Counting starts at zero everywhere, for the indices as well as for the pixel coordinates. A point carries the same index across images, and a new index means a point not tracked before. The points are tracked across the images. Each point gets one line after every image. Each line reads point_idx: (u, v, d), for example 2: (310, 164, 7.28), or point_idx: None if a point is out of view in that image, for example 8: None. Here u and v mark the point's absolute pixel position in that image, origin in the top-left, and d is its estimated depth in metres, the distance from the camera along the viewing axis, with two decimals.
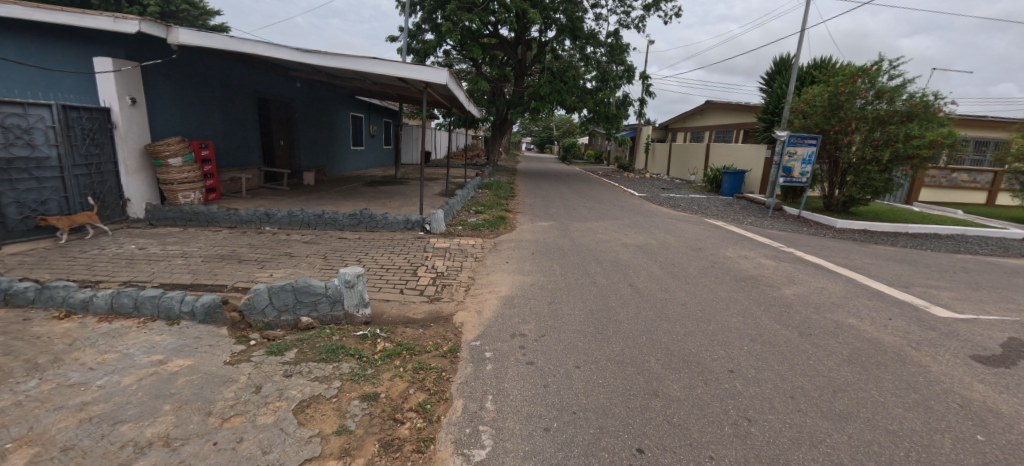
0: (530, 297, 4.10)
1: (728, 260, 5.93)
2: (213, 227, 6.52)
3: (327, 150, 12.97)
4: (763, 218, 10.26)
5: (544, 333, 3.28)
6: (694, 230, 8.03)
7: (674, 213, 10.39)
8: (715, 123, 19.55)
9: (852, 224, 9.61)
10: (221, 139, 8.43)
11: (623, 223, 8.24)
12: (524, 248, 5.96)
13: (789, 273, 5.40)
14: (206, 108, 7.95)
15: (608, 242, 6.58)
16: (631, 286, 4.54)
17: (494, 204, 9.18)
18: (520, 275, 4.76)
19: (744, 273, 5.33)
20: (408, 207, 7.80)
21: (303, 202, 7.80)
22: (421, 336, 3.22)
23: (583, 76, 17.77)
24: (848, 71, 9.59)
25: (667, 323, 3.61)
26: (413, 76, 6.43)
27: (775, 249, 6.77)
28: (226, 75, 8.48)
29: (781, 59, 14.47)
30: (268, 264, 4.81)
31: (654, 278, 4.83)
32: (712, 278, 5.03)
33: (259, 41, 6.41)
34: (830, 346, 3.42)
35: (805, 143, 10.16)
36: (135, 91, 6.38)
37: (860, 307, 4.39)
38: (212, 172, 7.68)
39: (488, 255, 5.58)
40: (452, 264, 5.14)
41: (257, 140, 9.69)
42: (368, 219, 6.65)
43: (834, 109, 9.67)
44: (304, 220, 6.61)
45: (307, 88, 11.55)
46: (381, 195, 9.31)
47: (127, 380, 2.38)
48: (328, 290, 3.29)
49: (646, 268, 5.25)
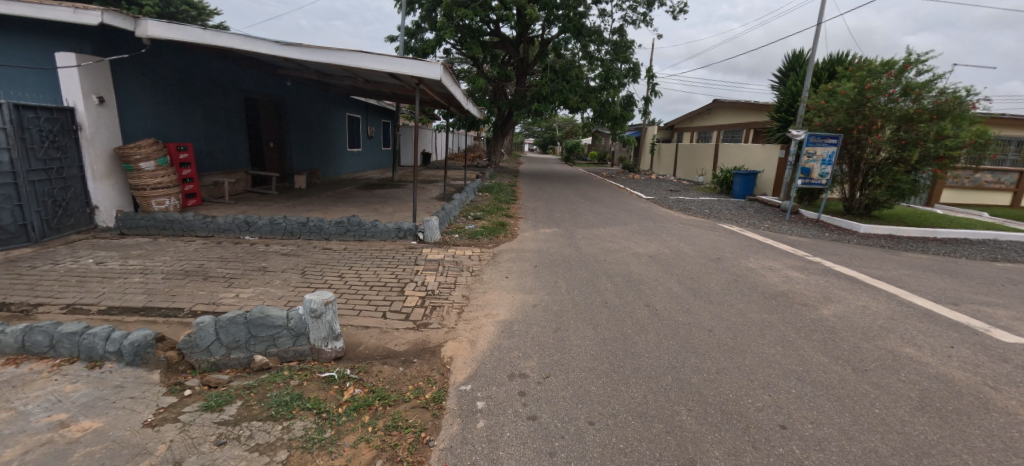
0: (532, 322, 3.54)
1: (752, 272, 5.34)
2: (188, 237, 6.00)
3: (321, 152, 12.44)
4: (781, 222, 9.66)
5: (549, 374, 2.72)
6: (710, 237, 7.44)
7: (686, 217, 9.80)
8: (724, 122, 18.95)
9: (876, 229, 8.99)
10: (204, 141, 7.93)
11: (633, 229, 7.67)
12: (526, 260, 5.40)
13: (824, 289, 4.80)
14: (185, 108, 7.44)
15: (617, 252, 6.00)
16: (648, 307, 3.95)
17: (495, 209, 8.62)
18: (520, 294, 4.20)
19: (773, 289, 4.73)
20: (402, 213, 7.27)
21: (288, 208, 7.27)
22: (400, 378, 2.66)
23: (587, 74, 17.21)
24: (872, 66, 9.00)
25: (696, 357, 3.03)
26: (404, 72, 5.89)
27: (801, 259, 6.18)
28: (208, 72, 7.97)
29: (795, 55, 13.89)
30: (237, 281, 4.26)
31: (672, 297, 4.25)
32: (738, 295, 4.44)
33: (235, 34, 5.86)
34: (895, 388, 2.82)
35: (825, 143, 9.56)
36: (103, 89, 5.86)
37: (913, 331, 3.81)
38: (192, 176, 7.18)
39: (486, 269, 5.01)
40: (446, 280, 4.58)
41: (244, 142, 9.18)
42: (356, 227, 6.10)
43: (857, 107, 9.09)
44: (286, 228, 6.06)
45: (299, 87, 11.04)
46: (374, 199, 8.77)
47: (8, 454, 1.82)
48: (290, 322, 2.75)
49: (662, 284, 4.67)
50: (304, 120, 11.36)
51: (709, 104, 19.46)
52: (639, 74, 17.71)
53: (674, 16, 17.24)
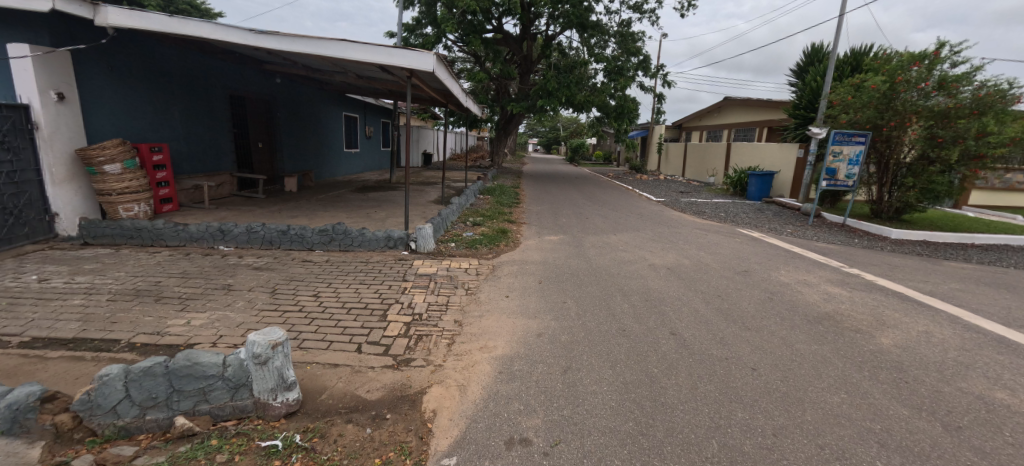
0: (536, 358, 2.92)
1: (786, 288, 4.69)
2: (156, 247, 5.44)
3: (314, 152, 11.85)
4: (804, 226, 9.00)
5: (559, 440, 2.10)
6: (731, 245, 6.78)
7: (701, 221, 9.11)
8: (736, 121, 18.26)
9: (909, 234, 8.30)
10: (183, 141, 7.37)
11: (646, 236, 7.05)
12: (529, 275, 4.77)
13: (874, 312, 4.14)
14: (161, 105, 6.88)
15: (630, 264, 5.36)
16: (674, 336, 3.32)
17: (496, 214, 7.99)
18: (523, 318, 3.58)
19: (816, 310, 4.08)
20: (394, 219, 6.67)
21: (271, 214, 6.69)
22: (366, 446, 2.05)
23: (593, 72, 16.55)
24: (903, 58, 8.34)
25: (743, 411, 2.40)
26: (393, 62, 5.28)
27: (837, 271, 5.52)
28: (188, 68, 7.41)
29: (813, 49, 13.18)
30: (192, 304, 3.66)
31: (701, 322, 3.62)
32: (777, 319, 3.79)
33: (204, 21, 5.31)
34: (1008, 456, 2.17)
35: (852, 141, 8.90)
36: (63, 84, 5.29)
37: (997, 367, 3.16)
38: (166, 179, 6.63)
39: (484, 285, 4.38)
40: (436, 300, 3.95)
41: (229, 142, 8.62)
42: (342, 235, 5.51)
43: (887, 102, 8.40)
44: (264, 237, 5.49)
45: (290, 84, 10.48)
46: (367, 204, 8.20)
47: None
48: (226, 371, 2.17)
49: (687, 304, 4.04)
50: (295, 119, 10.80)
51: (720, 102, 18.77)
52: (647, 68, 16.96)
53: (683, 10, 16.59)
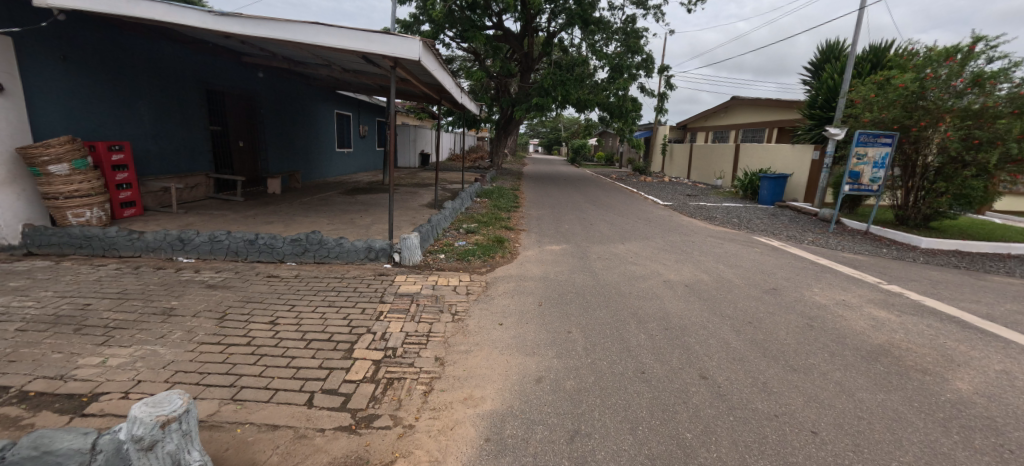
0: (533, 418, 2.27)
1: (826, 312, 4.05)
2: (107, 258, 4.82)
3: (302, 152, 11.22)
4: (825, 234, 8.35)
5: None
6: (752, 256, 6.13)
7: (714, 228, 8.46)
8: (744, 121, 17.63)
9: (941, 244, 7.66)
10: (151, 139, 6.74)
11: (658, 245, 6.43)
12: (527, 295, 4.12)
13: (936, 344, 3.49)
14: (124, 99, 6.25)
15: (643, 280, 4.73)
16: (705, 382, 2.68)
17: (493, 220, 7.35)
18: (518, 355, 2.94)
19: (868, 343, 3.44)
20: (380, 226, 6.03)
21: (245, 220, 6.05)
22: None
23: (595, 71, 15.78)
24: (933, 53, 7.71)
25: None
26: (374, 50, 4.62)
27: (876, 289, 4.88)
28: (157, 59, 6.76)
29: (829, 46, 12.55)
30: (118, 336, 3.02)
31: (736, 362, 2.97)
32: (826, 355, 3.14)
33: (158, 2, 4.68)
34: None
35: (878, 143, 8.24)
36: (3, 75, 4.62)
37: None
38: (128, 181, 6.01)
39: (474, 310, 3.72)
40: (416, 330, 3.29)
41: (205, 140, 7.98)
42: (317, 246, 4.88)
43: (916, 101, 7.78)
44: (229, 247, 4.85)
45: (275, 79, 9.85)
46: (353, 209, 7.57)
47: None
48: (93, 461, 1.54)
49: (714, 334, 3.39)
50: (281, 117, 10.16)
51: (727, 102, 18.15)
52: (651, 66, 16.27)
53: (689, 7, 15.84)
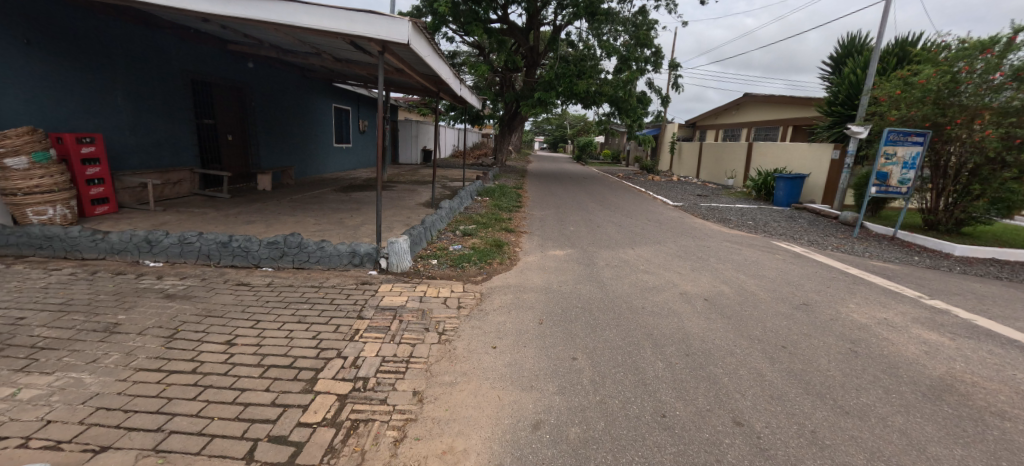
0: None
1: (870, 334, 3.53)
2: (67, 260, 4.38)
3: (296, 147, 10.78)
4: (849, 239, 7.79)
5: None
6: (774, 264, 5.59)
7: (729, 231, 7.91)
8: (757, 119, 17.00)
9: (976, 251, 7.08)
10: (129, 132, 6.32)
11: (670, 251, 5.92)
12: (526, 309, 3.62)
13: (1005, 377, 2.97)
14: (97, 88, 5.82)
15: (656, 292, 4.23)
16: (741, 431, 2.19)
17: (492, 222, 6.87)
18: (512, 390, 2.46)
19: (925, 375, 2.93)
20: (369, 229, 5.54)
21: (224, 221, 5.59)
22: None
23: (603, 65, 15.20)
24: (968, 45, 7.06)
25: None
26: (358, 31, 4.18)
27: (920, 305, 4.36)
28: (135, 45, 6.32)
29: (850, 40, 11.93)
30: (42, 360, 2.56)
31: (775, 401, 2.47)
32: (880, 393, 2.65)
33: None
34: None
35: (909, 141, 7.64)
36: None
37: None
38: (101, 176, 5.58)
39: (465, 328, 3.23)
40: (394, 355, 2.81)
41: (191, 133, 7.55)
42: (296, 249, 4.41)
43: (948, 97, 7.22)
44: (200, 249, 4.40)
45: (267, 70, 9.41)
46: (344, 208, 7.10)
47: None
48: None
49: (743, 363, 2.90)
50: (273, 110, 9.72)
51: (739, 99, 17.52)
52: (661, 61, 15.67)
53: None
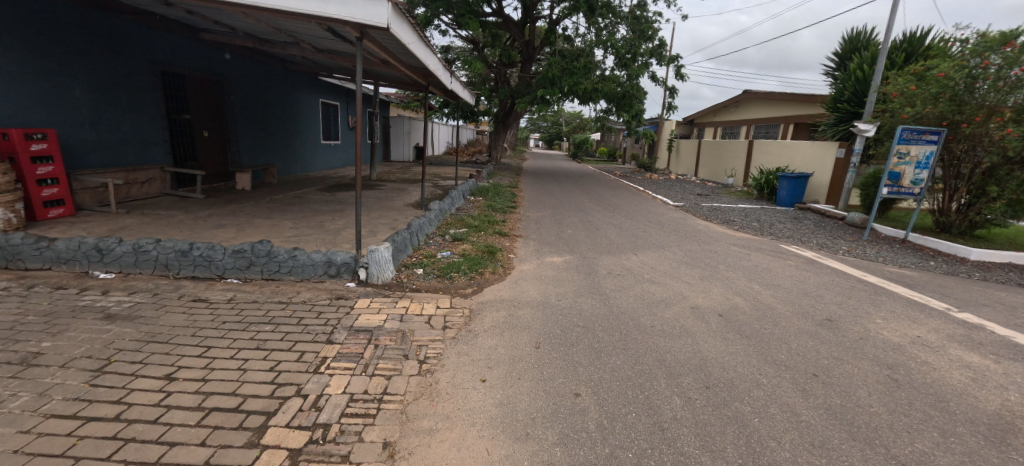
0: None
1: (906, 357, 3.14)
2: (5, 271, 3.89)
3: (279, 144, 10.25)
4: (859, 242, 7.44)
5: None
6: (787, 271, 5.20)
7: (735, 234, 7.53)
8: (757, 116, 16.65)
9: (993, 255, 6.74)
10: (89, 127, 5.81)
11: (675, 257, 5.53)
12: (520, 330, 3.19)
13: None
14: (50, 79, 5.30)
15: (665, 306, 3.83)
16: None
17: (485, 224, 6.42)
18: (504, 441, 2.03)
19: (981, 411, 2.53)
20: (350, 234, 5.09)
21: (191, 225, 5.11)
22: None
23: (600, 61, 14.76)
24: (986, 39, 6.63)
25: None
26: (330, 12, 3.68)
27: (951, 320, 3.98)
28: (95, 32, 5.80)
29: (855, 35, 11.56)
30: None
31: (818, 452, 2.06)
32: (937, 437, 2.25)
33: None
34: None
35: (922, 140, 7.31)
36: None
37: None
38: (55, 175, 5.08)
39: (449, 355, 2.81)
40: (365, 392, 2.38)
41: (162, 129, 7.04)
42: (264, 258, 3.95)
43: (965, 93, 6.86)
44: (158, 258, 3.93)
45: (247, 63, 8.89)
46: (326, 210, 6.62)
47: None
48: None
49: (773, 397, 2.50)
50: (254, 105, 9.22)
51: (738, 96, 17.17)
52: (661, 56, 15.23)
53: None
